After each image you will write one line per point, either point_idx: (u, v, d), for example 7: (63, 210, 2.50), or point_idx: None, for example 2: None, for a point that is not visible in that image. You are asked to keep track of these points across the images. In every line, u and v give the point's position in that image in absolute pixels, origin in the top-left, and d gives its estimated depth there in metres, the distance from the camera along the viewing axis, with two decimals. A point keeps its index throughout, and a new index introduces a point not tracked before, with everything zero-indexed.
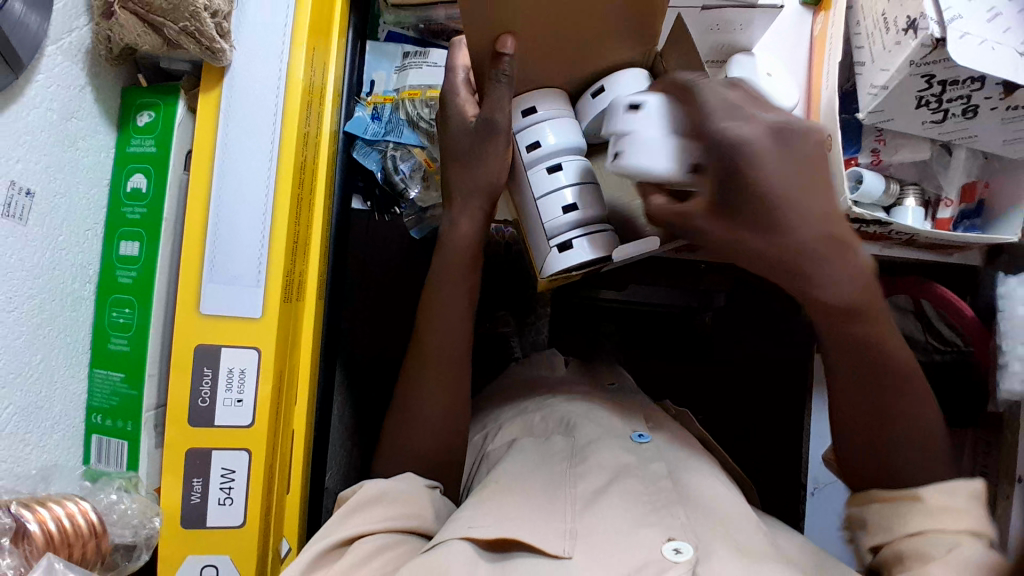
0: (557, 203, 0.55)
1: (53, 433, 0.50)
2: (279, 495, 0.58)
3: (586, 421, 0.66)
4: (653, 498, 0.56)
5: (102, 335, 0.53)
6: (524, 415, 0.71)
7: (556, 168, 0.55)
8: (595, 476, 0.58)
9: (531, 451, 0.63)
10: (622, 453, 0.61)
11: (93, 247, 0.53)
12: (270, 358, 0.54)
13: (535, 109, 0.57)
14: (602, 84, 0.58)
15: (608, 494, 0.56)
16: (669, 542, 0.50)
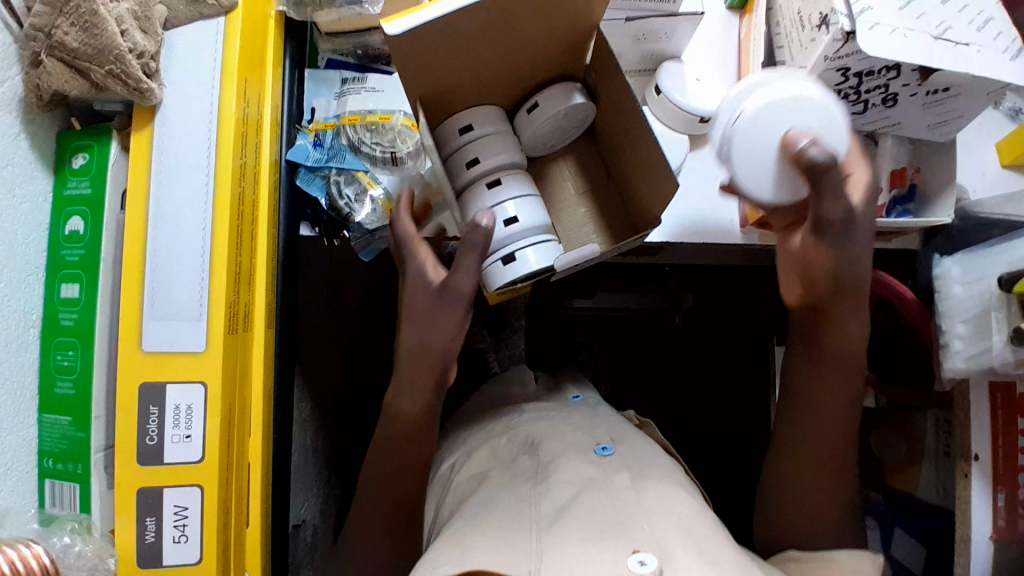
0: (499, 216, 0.58)
1: (5, 478, 0.49)
2: (238, 529, 0.58)
3: (551, 438, 0.66)
4: (617, 511, 0.54)
5: (49, 379, 0.53)
6: (490, 440, 0.71)
7: (495, 183, 0.59)
8: (559, 492, 0.57)
9: (497, 478, 0.63)
10: (585, 465, 0.60)
11: (34, 292, 0.53)
12: (216, 392, 0.54)
13: (471, 127, 0.61)
14: (535, 101, 0.63)
15: (571, 509, 0.54)
16: (634, 554, 0.48)
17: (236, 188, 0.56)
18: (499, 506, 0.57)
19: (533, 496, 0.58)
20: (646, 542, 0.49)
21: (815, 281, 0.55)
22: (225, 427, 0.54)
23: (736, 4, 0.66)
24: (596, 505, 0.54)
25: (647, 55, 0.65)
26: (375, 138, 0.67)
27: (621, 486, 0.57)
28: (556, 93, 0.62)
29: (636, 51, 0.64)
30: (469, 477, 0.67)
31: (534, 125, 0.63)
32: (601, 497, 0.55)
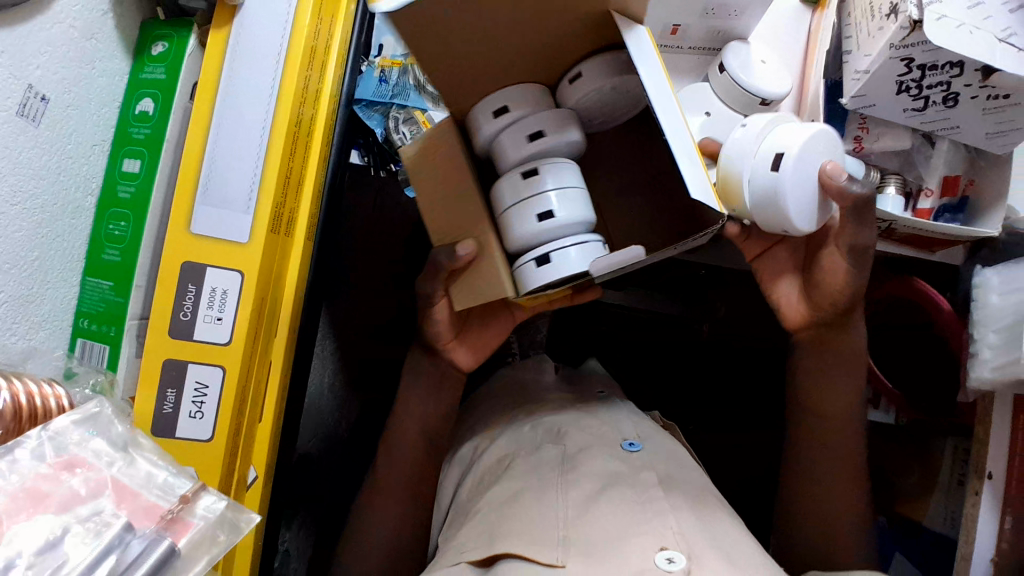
0: (535, 209, 0.55)
1: (41, 328, 0.53)
2: (249, 422, 0.60)
3: (577, 429, 0.67)
4: (645, 507, 0.55)
5: (97, 246, 0.56)
6: (514, 426, 0.71)
7: (532, 173, 0.56)
8: (586, 484, 0.58)
9: (523, 464, 0.63)
10: (613, 461, 0.61)
11: (98, 162, 0.56)
12: (253, 281, 0.56)
13: (506, 109, 0.58)
14: (579, 69, 0.59)
15: (599, 502, 0.56)
16: (662, 551, 0.49)
17: (298, 98, 0.59)
18: (527, 496, 0.58)
19: (561, 483, 0.60)
20: (674, 540, 0.50)
21: (835, 299, 0.62)
22: (254, 316, 0.57)
23: None
24: (623, 503, 0.55)
25: (714, 32, 0.66)
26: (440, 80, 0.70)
27: (649, 483, 0.57)
28: (603, 64, 0.58)
29: (703, 27, 0.65)
30: (495, 461, 0.67)
31: (582, 95, 0.60)
32: (626, 493, 0.56)
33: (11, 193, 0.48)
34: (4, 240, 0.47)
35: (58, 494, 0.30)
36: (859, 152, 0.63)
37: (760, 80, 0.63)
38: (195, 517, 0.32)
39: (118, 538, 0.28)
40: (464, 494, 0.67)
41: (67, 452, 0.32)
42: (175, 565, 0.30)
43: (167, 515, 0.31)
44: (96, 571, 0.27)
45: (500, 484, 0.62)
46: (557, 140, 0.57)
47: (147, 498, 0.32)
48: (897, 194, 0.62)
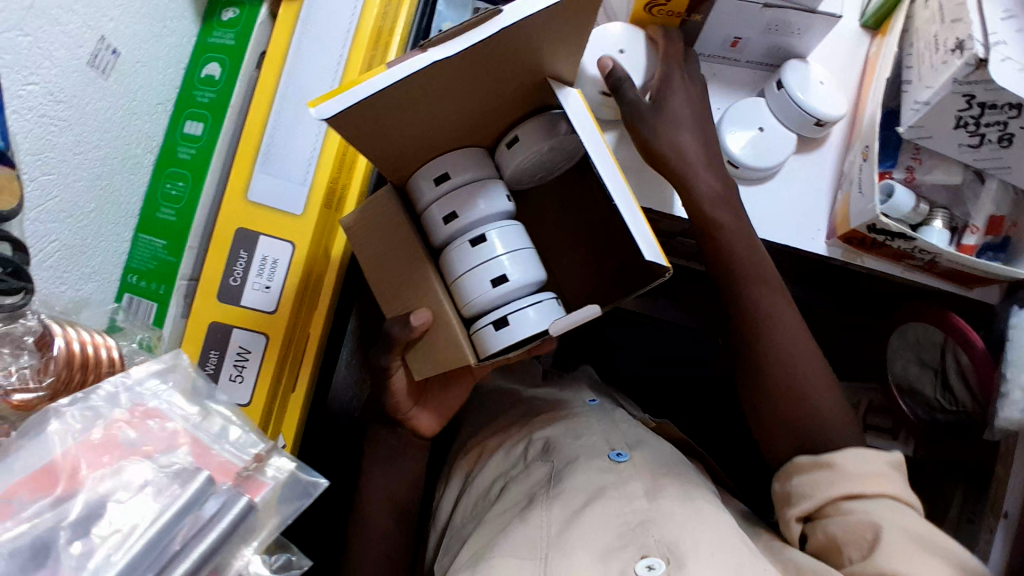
0: (486, 276, 0.48)
1: (90, 280, 0.53)
2: (283, 391, 0.60)
3: (563, 441, 0.68)
4: (627, 518, 0.56)
5: (153, 203, 0.57)
6: (506, 446, 0.72)
7: (479, 240, 0.48)
8: (572, 498, 0.59)
9: (516, 489, 0.64)
10: (598, 473, 0.61)
11: (161, 120, 0.57)
12: (302, 253, 0.57)
13: (447, 177, 0.50)
14: (517, 133, 0.51)
15: (582, 516, 0.56)
16: (643, 559, 0.51)
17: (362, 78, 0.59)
18: (513, 525, 0.58)
19: (546, 498, 0.60)
20: (656, 548, 0.51)
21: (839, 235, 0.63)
22: (301, 288, 0.58)
23: (871, 24, 0.68)
24: (606, 518, 0.56)
25: (774, 48, 0.66)
26: None
27: (635, 493, 0.58)
28: (540, 127, 0.50)
29: (764, 43, 0.65)
30: (486, 487, 0.69)
31: (517, 163, 0.51)
32: (612, 508, 0.56)
33: (75, 142, 0.48)
34: (63, 188, 0.48)
35: (136, 448, 0.30)
36: (909, 182, 0.64)
37: (816, 101, 0.63)
38: (266, 476, 0.33)
39: (200, 494, 0.28)
40: (458, 517, 0.69)
41: (143, 402, 0.33)
42: (249, 524, 0.30)
43: (242, 473, 0.32)
44: (178, 526, 0.27)
45: (484, 525, 0.62)
46: (488, 211, 0.49)
47: (223, 455, 0.32)
48: (944, 227, 0.62)
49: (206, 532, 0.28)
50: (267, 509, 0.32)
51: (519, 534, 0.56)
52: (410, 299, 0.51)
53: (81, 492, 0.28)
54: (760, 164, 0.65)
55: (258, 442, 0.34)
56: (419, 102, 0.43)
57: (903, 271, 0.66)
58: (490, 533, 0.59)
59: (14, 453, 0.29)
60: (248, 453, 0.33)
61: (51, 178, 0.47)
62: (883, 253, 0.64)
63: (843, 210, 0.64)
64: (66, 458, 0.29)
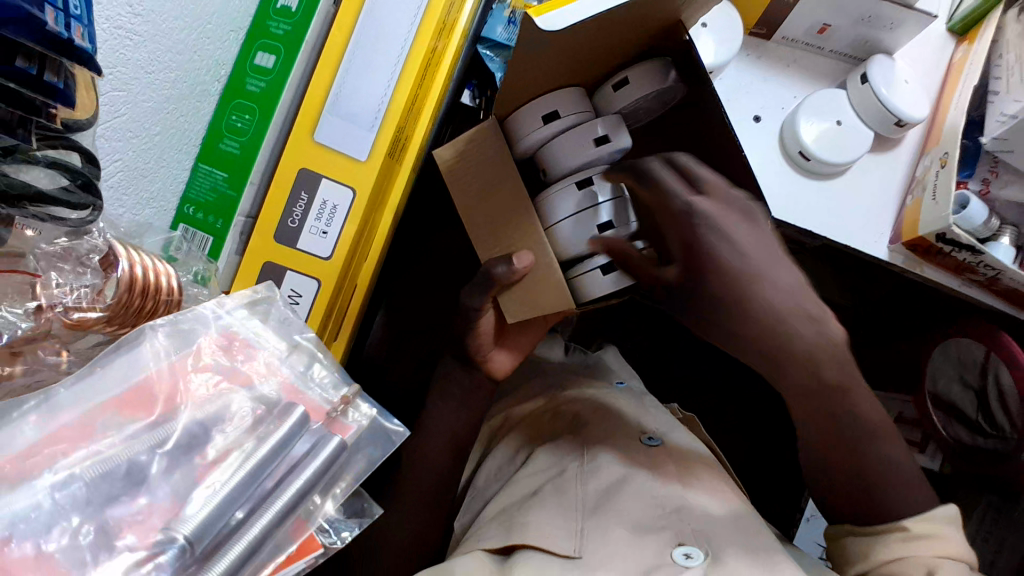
0: (590, 222, 0.50)
1: (149, 205, 0.51)
2: (327, 339, 0.60)
3: (597, 419, 0.67)
4: (664, 501, 0.56)
5: (216, 133, 0.55)
6: (536, 411, 0.71)
7: (586, 183, 0.51)
8: (605, 473, 0.60)
9: (544, 455, 0.64)
10: (631, 452, 0.62)
11: (231, 49, 0.55)
12: (363, 200, 0.56)
13: (556, 115, 0.52)
14: (626, 74, 0.53)
15: (619, 494, 0.57)
16: (679, 546, 0.51)
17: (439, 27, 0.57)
18: (545, 492, 0.58)
19: (578, 472, 0.60)
20: (693, 536, 0.52)
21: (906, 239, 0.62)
22: (357, 237, 0.57)
23: (957, 29, 0.66)
24: (639, 500, 0.56)
25: (860, 41, 0.65)
26: None
27: (669, 475, 0.59)
28: (649, 71, 0.52)
29: (851, 34, 0.64)
30: (511, 451, 0.68)
31: (620, 105, 0.54)
32: (646, 488, 0.57)
33: (147, 61, 0.46)
34: (132, 107, 0.46)
35: (225, 379, 0.31)
36: (983, 196, 0.63)
37: (896, 100, 0.62)
38: (348, 421, 0.32)
39: (295, 431, 0.28)
40: (480, 479, 0.68)
41: (235, 331, 0.33)
42: (339, 466, 0.30)
43: (331, 414, 0.31)
44: (268, 458, 0.27)
45: (520, 476, 0.62)
46: (600, 153, 0.51)
47: (310, 398, 0.32)
48: (1011, 245, 0.61)
49: (301, 471, 0.28)
50: (354, 452, 0.31)
51: (552, 501, 0.57)
52: (512, 242, 0.52)
53: (179, 417, 0.30)
54: (832, 158, 0.64)
55: (342, 385, 0.34)
56: (572, 41, 0.45)
57: (962, 285, 0.65)
58: (513, 496, 0.60)
59: (106, 368, 0.30)
60: (336, 394, 0.33)
61: (121, 96, 0.45)
62: (946, 263, 0.64)
63: (911, 216, 0.63)
64: (160, 377, 0.30)
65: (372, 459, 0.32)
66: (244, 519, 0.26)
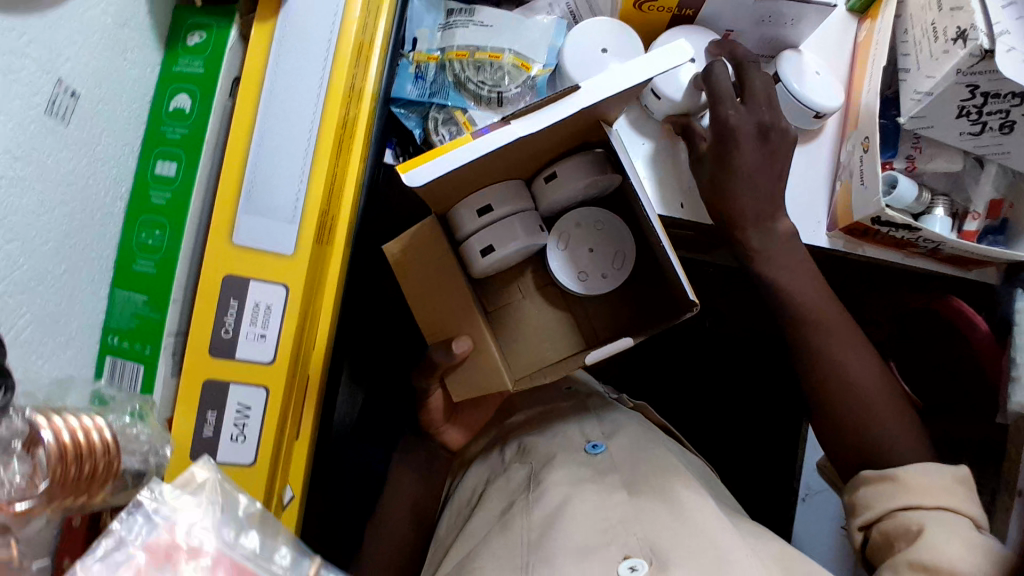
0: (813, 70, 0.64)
1: (68, 347, 0.47)
2: (286, 441, 0.57)
3: (540, 441, 0.69)
4: (610, 511, 0.56)
5: (128, 255, 0.51)
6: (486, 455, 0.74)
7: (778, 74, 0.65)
8: (549, 497, 0.59)
9: (494, 494, 0.65)
10: (578, 467, 0.63)
11: (127, 162, 0.51)
12: (298, 294, 0.53)
13: (489, 208, 0.62)
14: (554, 169, 0.63)
15: (567, 510, 0.57)
16: (625, 560, 0.51)
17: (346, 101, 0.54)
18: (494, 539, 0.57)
19: (526, 503, 0.60)
20: (638, 549, 0.52)
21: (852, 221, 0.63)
22: (298, 333, 0.54)
23: (857, 8, 0.67)
24: (585, 514, 0.56)
25: (766, 39, 0.67)
26: (482, 75, 0.65)
27: (614, 486, 0.59)
28: (577, 165, 0.62)
29: (757, 33, 0.66)
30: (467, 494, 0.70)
31: (549, 192, 0.63)
32: (591, 500, 0.58)
33: (38, 202, 0.43)
34: (31, 254, 0.43)
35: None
36: (910, 172, 0.63)
37: (812, 95, 0.63)
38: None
39: None
40: (441, 527, 0.70)
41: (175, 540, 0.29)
42: None
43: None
44: None
45: (472, 520, 0.63)
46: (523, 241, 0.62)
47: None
48: (945, 215, 0.62)
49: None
50: None
51: (497, 543, 0.56)
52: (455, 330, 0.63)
53: None
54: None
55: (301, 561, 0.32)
56: (508, 156, 0.54)
57: (909, 257, 0.66)
58: (471, 542, 0.60)
59: None
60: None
61: (15, 246, 0.41)
62: (885, 240, 0.64)
63: (843, 201, 0.64)
64: None
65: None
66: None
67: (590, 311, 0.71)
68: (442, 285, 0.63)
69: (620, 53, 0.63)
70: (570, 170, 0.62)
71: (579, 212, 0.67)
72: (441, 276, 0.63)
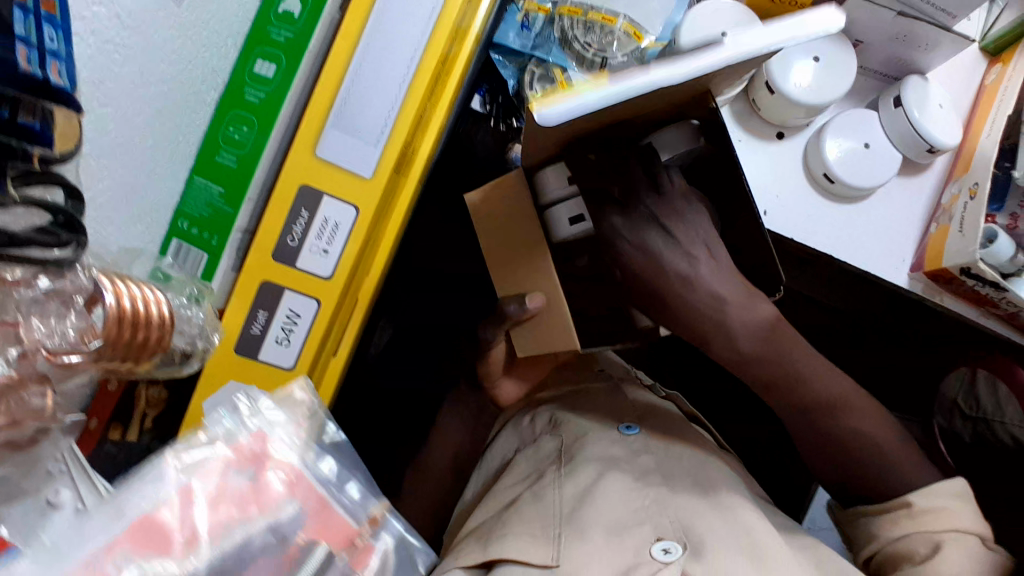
0: (942, 117, 0.61)
1: (141, 221, 0.49)
2: (325, 355, 0.58)
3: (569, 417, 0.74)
4: (641, 491, 0.61)
5: (212, 145, 0.52)
6: (516, 419, 0.80)
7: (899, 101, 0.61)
8: (583, 474, 0.63)
9: (526, 460, 0.71)
10: (611, 445, 0.67)
11: (229, 55, 0.52)
12: (366, 218, 0.53)
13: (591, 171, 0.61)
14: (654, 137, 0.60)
15: (597, 488, 0.61)
16: (658, 542, 0.55)
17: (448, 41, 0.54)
18: (523, 505, 0.62)
19: (558, 476, 0.65)
20: (671, 531, 0.56)
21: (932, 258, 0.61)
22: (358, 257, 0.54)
23: (992, 49, 0.64)
24: (617, 493, 0.60)
25: (891, 60, 0.63)
26: (590, 37, 0.63)
27: (646, 468, 0.64)
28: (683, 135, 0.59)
29: (883, 52, 0.62)
30: (500, 458, 0.76)
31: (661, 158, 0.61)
32: (623, 481, 0.62)
33: (139, 74, 0.44)
34: (122, 122, 0.44)
35: (245, 504, 0.31)
36: (1011, 230, 0.60)
37: (932, 127, 0.60)
38: (375, 543, 0.37)
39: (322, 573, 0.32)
40: (470, 491, 0.76)
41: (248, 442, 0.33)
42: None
43: (357, 542, 0.35)
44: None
45: (504, 480, 0.69)
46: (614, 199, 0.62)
47: (340, 515, 0.35)
48: None
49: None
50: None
51: (527, 510, 0.61)
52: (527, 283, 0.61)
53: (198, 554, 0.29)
54: (854, 181, 0.61)
55: (364, 506, 0.38)
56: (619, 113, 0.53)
57: (982, 317, 0.63)
58: (497, 504, 0.65)
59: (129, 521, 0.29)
60: (365, 514, 0.37)
61: (109, 112, 0.42)
62: (965, 293, 0.61)
63: (935, 245, 0.61)
64: (175, 509, 0.30)
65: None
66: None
67: None
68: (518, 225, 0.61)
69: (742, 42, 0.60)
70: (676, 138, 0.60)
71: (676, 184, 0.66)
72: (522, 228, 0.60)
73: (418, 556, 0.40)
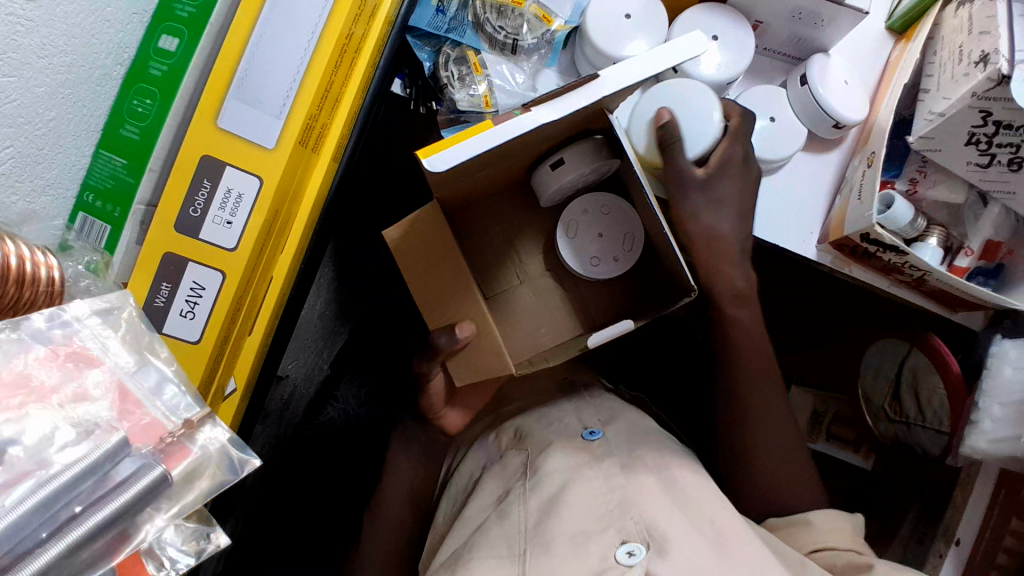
0: (847, 91, 0.62)
1: (43, 194, 0.49)
2: (239, 333, 0.59)
3: (537, 427, 0.68)
4: (608, 496, 0.56)
5: (117, 119, 0.53)
6: (483, 443, 0.73)
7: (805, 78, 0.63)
8: (549, 482, 0.58)
9: (491, 480, 0.65)
10: (573, 454, 0.61)
11: (133, 32, 0.53)
12: (270, 189, 0.54)
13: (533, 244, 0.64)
14: (560, 156, 0.57)
15: (562, 501, 0.56)
16: (623, 544, 0.51)
17: (349, 25, 0.55)
18: (491, 531, 0.56)
19: (523, 491, 0.59)
20: (635, 532, 0.52)
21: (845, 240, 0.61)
22: (265, 227, 0.55)
23: (897, 27, 0.65)
24: (582, 500, 0.56)
25: (795, 38, 0.64)
26: (501, 21, 0.65)
27: (612, 470, 0.58)
28: (583, 152, 0.56)
29: (786, 30, 0.63)
30: (466, 478, 0.70)
31: (562, 180, 0.57)
32: (589, 490, 0.56)
33: (40, 45, 0.43)
34: (24, 92, 0.43)
35: (59, 394, 0.37)
36: (912, 195, 0.63)
37: (840, 103, 0.61)
38: (195, 445, 0.40)
39: (114, 454, 0.35)
40: (440, 513, 0.70)
41: (72, 340, 0.39)
42: (172, 489, 0.39)
43: (166, 440, 0.39)
44: (83, 482, 0.34)
45: (473, 500, 0.63)
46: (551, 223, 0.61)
47: (151, 415, 0.40)
48: (938, 246, 0.61)
49: (120, 489, 0.34)
50: (189, 483, 0.39)
51: (495, 534, 0.56)
52: (456, 315, 0.61)
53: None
54: (768, 157, 0.63)
55: (193, 406, 0.41)
56: (523, 144, 0.51)
57: (892, 285, 0.65)
58: (464, 534, 0.59)
59: None
60: (183, 416, 0.41)
61: (11, 81, 0.42)
62: (874, 264, 0.63)
63: (837, 218, 0.62)
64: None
65: (215, 482, 0.40)
66: (47, 538, 0.32)
67: (583, 287, 0.67)
68: (436, 258, 0.60)
69: (642, 23, 0.62)
70: (581, 153, 0.56)
71: (585, 199, 0.64)
72: (445, 256, 0.60)
73: (246, 466, 0.41)
